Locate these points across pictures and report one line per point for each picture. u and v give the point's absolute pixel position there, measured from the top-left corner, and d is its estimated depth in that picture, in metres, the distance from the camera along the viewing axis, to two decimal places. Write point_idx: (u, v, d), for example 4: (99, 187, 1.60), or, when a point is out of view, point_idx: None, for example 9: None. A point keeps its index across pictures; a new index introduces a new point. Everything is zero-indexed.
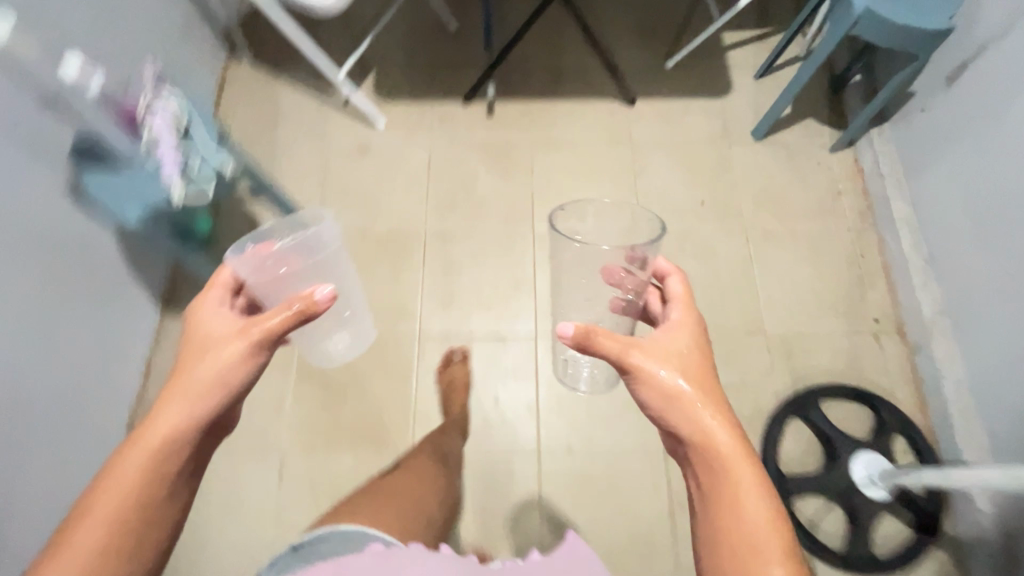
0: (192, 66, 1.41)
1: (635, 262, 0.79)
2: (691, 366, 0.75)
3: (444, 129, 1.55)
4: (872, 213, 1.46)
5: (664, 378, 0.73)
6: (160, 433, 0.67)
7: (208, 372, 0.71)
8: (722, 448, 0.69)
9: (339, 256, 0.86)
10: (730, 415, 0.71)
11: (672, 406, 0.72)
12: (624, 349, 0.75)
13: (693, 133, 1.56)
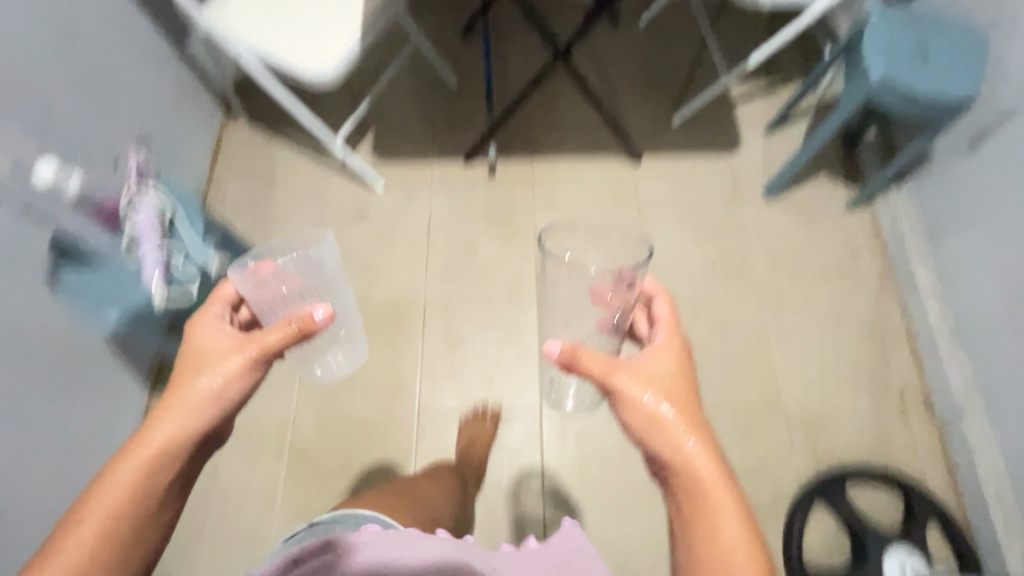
0: (185, 131, 1.37)
1: (621, 285, 0.76)
2: (675, 391, 0.71)
3: (444, 189, 1.50)
4: (894, 277, 1.38)
5: (646, 400, 0.70)
6: (150, 447, 0.61)
7: (204, 386, 0.65)
8: (703, 473, 0.65)
9: (338, 279, 0.79)
10: (708, 437, 0.68)
11: (652, 430, 0.69)
12: (606, 370, 0.72)
13: (703, 192, 1.50)
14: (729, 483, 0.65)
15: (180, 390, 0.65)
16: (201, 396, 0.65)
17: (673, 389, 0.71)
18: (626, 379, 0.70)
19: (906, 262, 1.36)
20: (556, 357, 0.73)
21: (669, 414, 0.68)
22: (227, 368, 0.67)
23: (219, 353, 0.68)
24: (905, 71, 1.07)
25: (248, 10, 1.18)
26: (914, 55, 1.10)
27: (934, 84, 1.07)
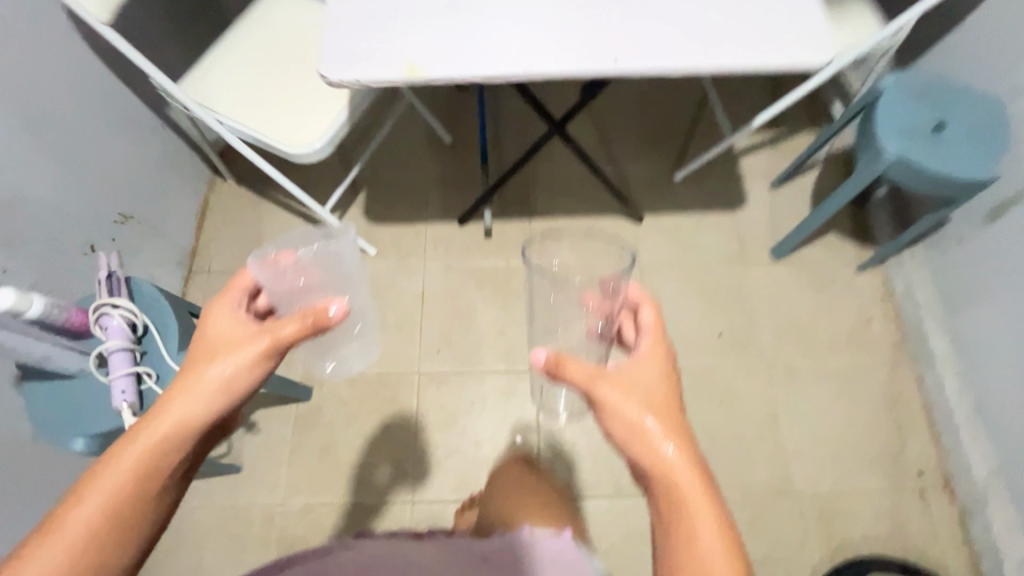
0: (169, 200, 1.33)
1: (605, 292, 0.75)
2: (657, 398, 0.68)
3: (439, 251, 1.44)
4: (907, 344, 1.33)
5: (631, 410, 0.66)
6: (153, 436, 0.54)
7: (214, 375, 0.59)
8: (684, 483, 0.61)
9: (361, 273, 0.72)
10: (689, 443, 0.65)
11: (636, 440, 0.65)
12: (588, 377, 0.67)
13: (707, 253, 1.44)
14: (711, 489, 0.62)
15: (189, 376, 0.59)
16: (211, 387, 0.58)
17: (654, 398, 0.67)
18: (608, 388, 0.67)
19: (922, 331, 1.30)
20: (541, 364, 0.69)
21: (652, 426, 0.65)
22: (240, 357, 0.60)
23: (234, 340, 0.62)
24: (920, 146, 1.02)
25: (232, 83, 1.14)
26: (929, 127, 1.04)
27: (953, 161, 1.01)
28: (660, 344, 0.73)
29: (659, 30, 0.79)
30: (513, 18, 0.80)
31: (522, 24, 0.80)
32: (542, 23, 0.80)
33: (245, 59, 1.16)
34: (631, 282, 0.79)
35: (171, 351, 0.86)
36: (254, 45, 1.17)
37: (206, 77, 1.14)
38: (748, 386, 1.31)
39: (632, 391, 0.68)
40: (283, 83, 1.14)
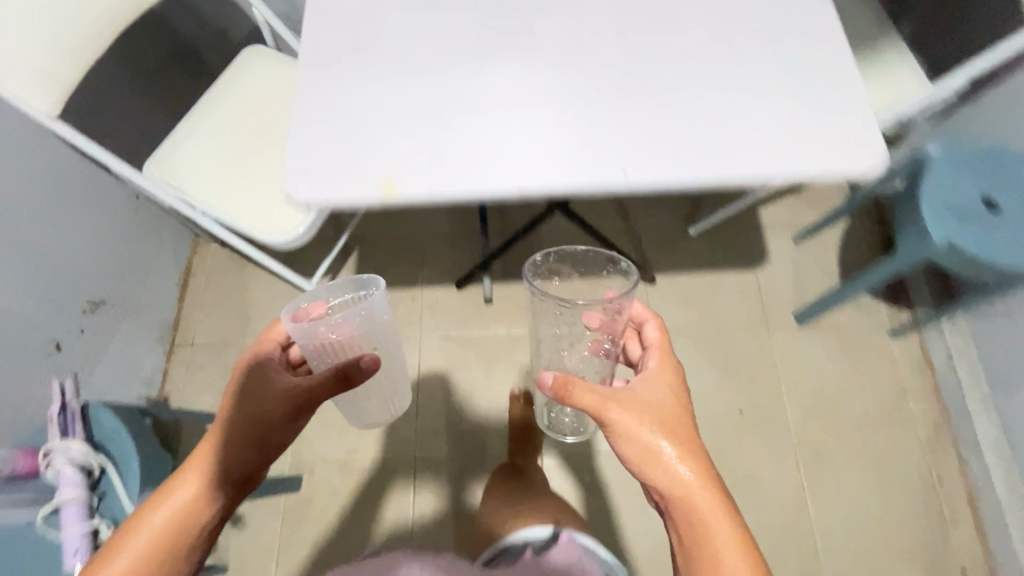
0: (148, 274, 1.23)
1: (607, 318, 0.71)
2: (670, 418, 0.64)
3: (436, 319, 1.34)
4: (948, 422, 1.21)
5: (646, 435, 0.62)
6: (181, 495, 0.55)
7: (239, 432, 0.58)
8: (705, 507, 0.59)
9: (387, 326, 0.71)
10: (705, 462, 0.62)
11: (650, 463, 0.61)
12: (601, 402, 0.63)
13: (727, 317, 1.32)
14: (730, 510, 0.59)
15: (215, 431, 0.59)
16: (236, 443, 0.58)
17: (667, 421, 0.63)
18: (621, 413, 0.63)
19: (965, 410, 1.18)
20: (553, 390, 0.65)
21: (669, 452, 0.61)
22: (266, 411, 0.60)
23: (261, 391, 0.61)
24: (972, 231, 0.90)
25: (205, 162, 1.04)
26: (981, 209, 0.92)
27: (1011, 247, 0.89)
28: (670, 364, 0.69)
29: (678, 135, 0.68)
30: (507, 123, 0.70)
31: (519, 130, 0.69)
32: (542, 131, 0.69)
33: (220, 133, 1.07)
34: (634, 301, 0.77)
35: (131, 493, 0.79)
36: (231, 117, 1.08)
37: (176, 154, 1.04)
38: (774, 470, 1.20)
39: (646, 413, 0.64)
40: (261, 160, 1.04)
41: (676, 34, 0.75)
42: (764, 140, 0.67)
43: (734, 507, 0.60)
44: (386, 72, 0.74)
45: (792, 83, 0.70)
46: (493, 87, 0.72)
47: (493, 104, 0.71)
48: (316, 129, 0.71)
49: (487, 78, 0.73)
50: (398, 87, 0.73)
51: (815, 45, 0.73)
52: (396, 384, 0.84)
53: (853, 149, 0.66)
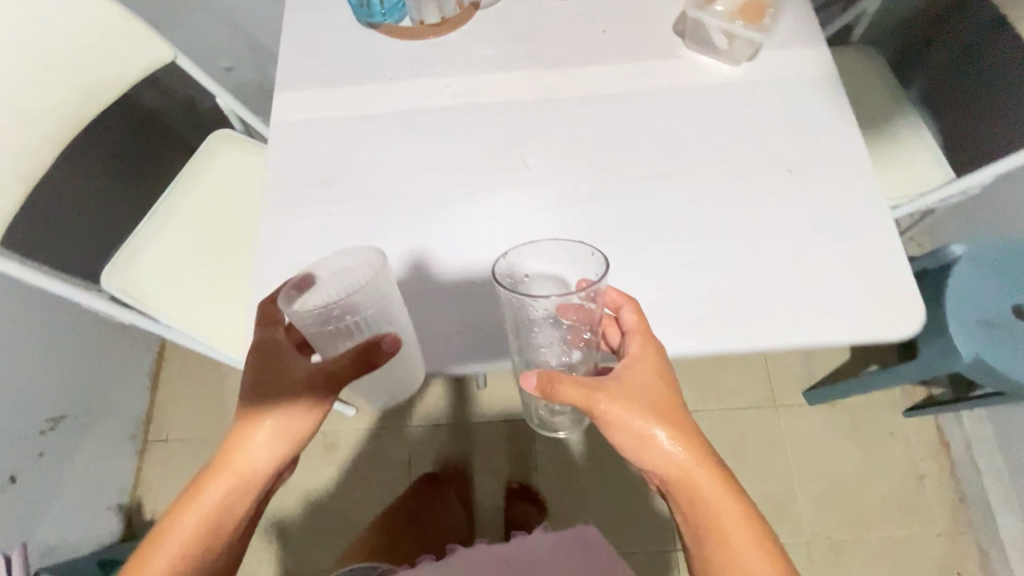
0: (115, 372, 1.14)
1: (586, 303, 0.48)
2: (662, 399, 0.53)
3: (426, 405, 1.26)
4: (967, 509, 1.15)
5: (643, 425, 0.52)
6: (219, 483, 0.51)
7: (265, 426, 0.51)
8: (707, 488, 0.53)
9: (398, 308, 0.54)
10: (697, 435, 0.54)
11: (647, 449, 0.53)
12: (590, 398, 0.50)
13: (733, 395, 1.26)
14: (729, 482, 0.54)
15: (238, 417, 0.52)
16: (265, 436, 0.52)
17: (663, 406, 0.52)
18: (613, 404, 0.51)
19: (985, 500, 1.13)
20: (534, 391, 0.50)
21: (667, 442, 0.52)
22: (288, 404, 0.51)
23: (276, 380, 0.51)
24: (1002, 343, 0.84)
25: (173, 275, 0.95)
26: (1010, 316, 0.85)
27: None
28: (652, 341, 0.54)
29: (692, 296, 0.61)
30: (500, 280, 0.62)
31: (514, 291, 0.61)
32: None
33: (188, 241, 0.98)
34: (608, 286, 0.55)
35: None
36: (200, 224, 1.00)
37: (138, 268, 0.95)
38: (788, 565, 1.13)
39: (639, 400, 0.52)
40: (236, 272, 0.97)
41: (686, 163, 0.67)
42: (789, 301, 0.60)
43: (730, 474, 0.55)
44: (362, 213, 0.66)
45: (818, 228, 0.63)
46: (483, 232, 0.64)
47: (484, 257, 0.63)
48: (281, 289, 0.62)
49: (476, 221, 0.65)
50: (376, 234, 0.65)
51: (839, 177, 0.65)
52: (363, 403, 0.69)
53: (887, 309, 0.59)
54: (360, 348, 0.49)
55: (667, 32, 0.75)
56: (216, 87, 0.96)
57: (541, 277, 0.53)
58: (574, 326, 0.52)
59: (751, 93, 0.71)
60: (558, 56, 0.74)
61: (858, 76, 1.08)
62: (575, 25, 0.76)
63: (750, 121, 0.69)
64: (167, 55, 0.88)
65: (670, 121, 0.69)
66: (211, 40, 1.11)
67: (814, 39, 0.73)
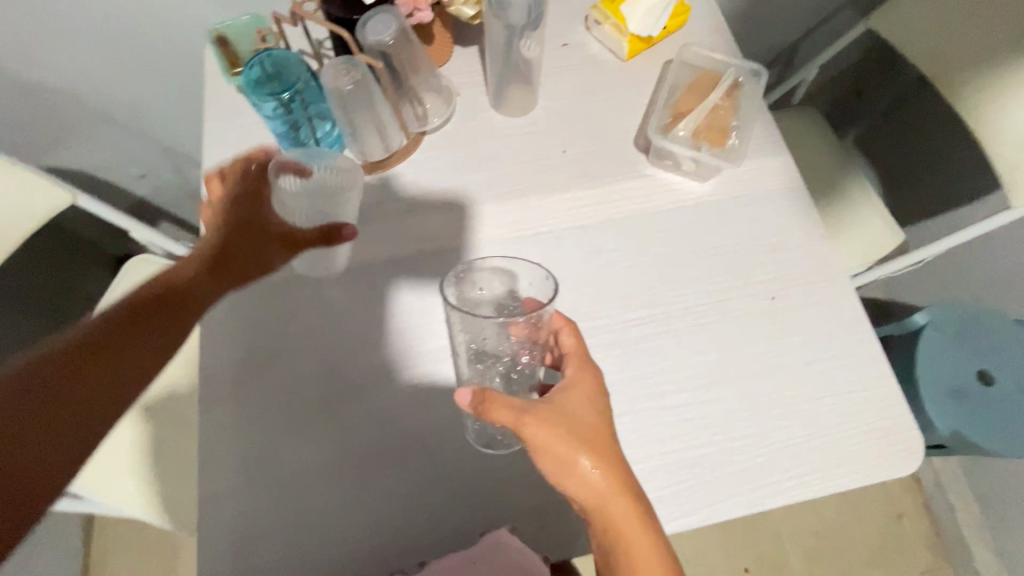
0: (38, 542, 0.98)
1: (528, 320, 0.51)
2: (591, 427, 0.50)
3: None
4: (945, 544, 1.19)
5: (567, 445, 0.48)
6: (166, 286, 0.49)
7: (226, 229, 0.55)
8: (622, 518, 0.48)
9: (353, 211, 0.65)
10: (623, 467, 0.50)
11: (567, 473, 0.48)
12: (516, 416, 0.47)
13: None
14: (646, 516, 0.49)
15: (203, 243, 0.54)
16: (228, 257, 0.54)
17: (592, 433, 0.49)
18: (539, 424, 0.47)
19: (960, 535, 1.17)
20: (466, 404, 0.47)
21: (590, 470, 0.48)
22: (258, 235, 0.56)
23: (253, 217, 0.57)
24: (972, 414, 0.87)
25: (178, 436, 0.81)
26: (976, 383, 0.89)
27: (1012, 431, 0.86)
28: (586, 365, 0.53)
29: (698, 460, 0.57)
30: (493, 467, 0.58)
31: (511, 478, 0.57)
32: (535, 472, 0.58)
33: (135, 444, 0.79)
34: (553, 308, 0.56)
35: None
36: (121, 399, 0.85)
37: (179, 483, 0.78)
38: None
39: (567, 425, 0.49)
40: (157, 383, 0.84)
41: (670, 302, 0.64)
42: (793, 451, 0.58)
43: (649, 510, 0.50)
44: (330, 399, 0.61)
45: (811, 363, 0.61)
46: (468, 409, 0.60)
47: (470, 437, 0.59)
48: (255, 508, 0.57)
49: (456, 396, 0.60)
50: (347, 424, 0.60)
51: (820, 303, 0.64)
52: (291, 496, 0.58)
53: (889, 449, 0.58)
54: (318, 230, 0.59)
55: (630, 148, 0.71)
56: (132, 224, 0.86)
57: (493, 276, 0.57)
58: (519, 343, 0.54)
59: (725, 213, 0.68)
60: (522, 188, 0.69)
61: (805, 141, 1.08)
62: (534, 150, 0.71)
63: (728, 247, 0.66)
64: (62, 200, 0.76)
65: (647, 253, 0.66)
66: (116, 152, 0.97)
67: (779, 148, 0.71)
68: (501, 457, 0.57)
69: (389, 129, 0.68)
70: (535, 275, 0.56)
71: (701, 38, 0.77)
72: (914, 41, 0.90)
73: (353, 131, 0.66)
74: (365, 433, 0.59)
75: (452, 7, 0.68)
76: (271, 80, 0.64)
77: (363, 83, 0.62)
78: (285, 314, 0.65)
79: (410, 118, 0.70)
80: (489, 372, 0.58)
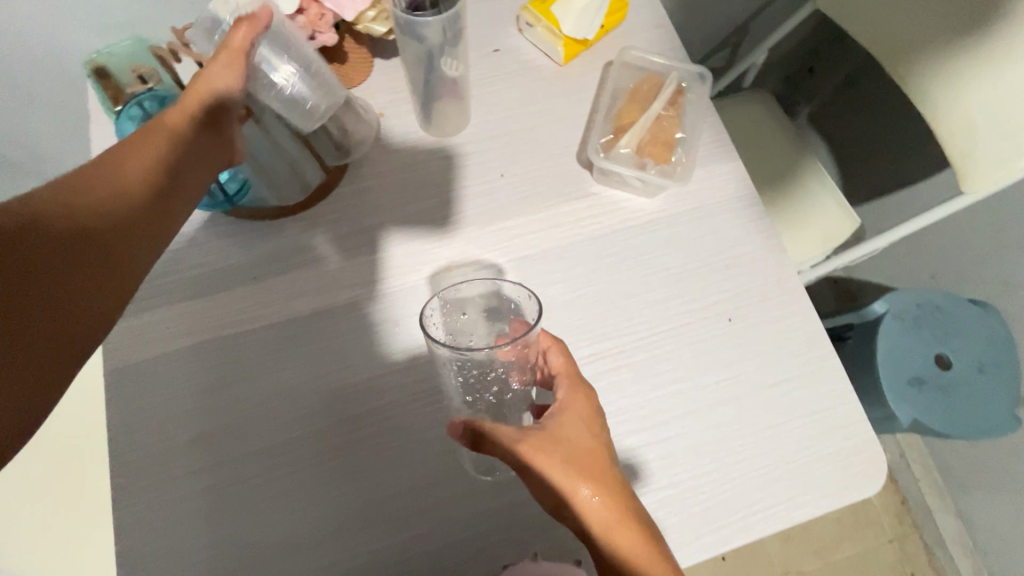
0: None
1: (515, 345, 0.45)
2: (585, 451, 0.44)
3: None
4: (911, 512, 1.23)
5: (563, 472, 0.42)
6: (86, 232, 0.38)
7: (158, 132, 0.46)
8: (632, 557, 0.41)
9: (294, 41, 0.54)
10: (628, 493, 0.44)
11: (567, 503, 0.43)
12: (507, 444, 0.42)
13: None
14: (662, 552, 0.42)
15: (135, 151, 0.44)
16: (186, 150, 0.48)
17: (587, 460, 0.44)
18: (532, 450, 0.42)
19: (925, 503, 1.21)
20: (458, 435, 0.45)
21: (591, 500, 0.42)
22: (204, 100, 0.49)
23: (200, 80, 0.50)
24: (932, 400, 0.89)
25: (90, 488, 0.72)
26: (935, 369, 0.91)
27: (970, 412, 0.88)
28: (580, 385, 0.48)
29: (661, 503, 0.55)
30: (450, 530, 0.54)
31: (469, 541, 0.54)
32: (497, 532, 0.55)
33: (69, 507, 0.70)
34: (543, 332, 0.50)
35: None
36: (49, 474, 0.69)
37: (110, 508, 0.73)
38: None
39: (562, 452, 0.43)
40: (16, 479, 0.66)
41: (624, 333, 0.60)
42: (761, 481, 0.56)
43: (666, 546, 0.43)
44: (265, 476, 0.55)
45: (770, 386, 0.59)
46: (420, 465, 0.56)
47: (424, 496, 0.55)
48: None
49: (407, 457, 0.56)
50: (288, 501, 0.55)
51: (779, 319, 0.61)
52: (240, 560, 0.53)
53: (854, 469, 0.57)
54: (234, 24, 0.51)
55: (573, 164, 0.66)
56: None
57: (473, 286, 0.53)
58: (507, 367, 0.48)
59: (679, 230, 0.64)
60: (459, 218, 0.64)
61: (755, 131, 1.04)
62: (470, 174, 0.66)
63: (683, 268, 0.63)
64: None
65: (598, 282, 0.62)
66: None
67: (729, 153, 0.67)
68: (463, 517, 0.55)
69: (305, 165, 0.63)
70: (518, 289, 0.51)
71: (642, 36, 0.72)
72: (864, 19, 0.85)
73: (259, 160, 0.60)
74: (308, 508, 0.55)
75: (358, 25, 0.60)
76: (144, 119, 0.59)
77: (259, 82, 0.54)
78: (207, 382, 0.58)
79: (325, 149, 0.63)
80: (479, 406, 0.52)
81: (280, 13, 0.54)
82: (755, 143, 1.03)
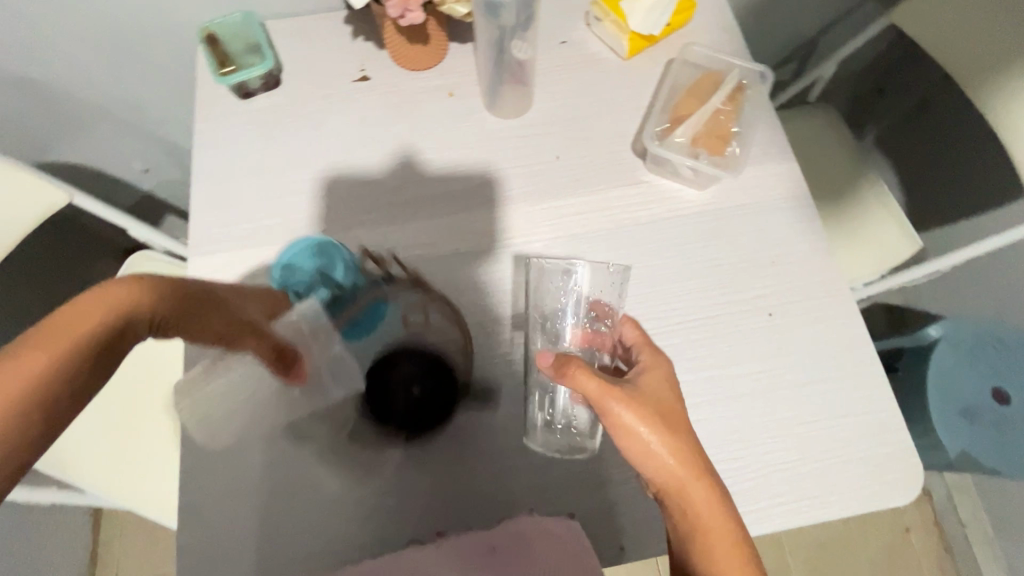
0: (50, 525, 1.03)
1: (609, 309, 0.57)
2: (671, 413, 0.46)
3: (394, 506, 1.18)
4: (954, 561, 1.15)
5: (648, 427, 0.44)
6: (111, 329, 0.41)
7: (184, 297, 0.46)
8: (704, 514, 0.43)
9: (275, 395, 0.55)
10: (702, 457, 0.46)
11: (647, 453, 0.45)
12: (598, 391, 0.45)
13: None
14: (732, 517, 0.44)
15: (165, 292, 0.44)
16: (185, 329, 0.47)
17: (670, 417, 0.46)
18: (621, 400, 0.45)
19: (970, 553, 1.13)
20: (548, 367, 0.47)
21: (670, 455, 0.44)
22: (226, 317, 0.50)
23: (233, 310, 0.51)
24: (984, 435, 0.85)
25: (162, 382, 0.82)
26: (990, 403, 0.86)
27: None
28: (661, 352, 0.50)
29: None
30: (476, 483, 0.57)
31: (493, 497, 0.57)
32: (520, 491, 0.57)
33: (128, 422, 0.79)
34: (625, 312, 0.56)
35: None
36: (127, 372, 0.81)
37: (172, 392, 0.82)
38: None
39: (649, 406, 0.45)
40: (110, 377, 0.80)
41: (663, 316, 0.61)
42: (788, 477, 0.56)
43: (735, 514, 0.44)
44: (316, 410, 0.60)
45: (808, 384, 0.59)
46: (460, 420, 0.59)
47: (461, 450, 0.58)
48: (240, 518, 0.56)
49: (443, 410, 0.59)
50: (329, 437, 0.58)
51: (823, 319, 0.61)
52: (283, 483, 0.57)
53: (887, 476, 0.56)
54: (294, 346, 0.54)
55: (628, 153, 0.69)
56: (129, 222, 0.85)
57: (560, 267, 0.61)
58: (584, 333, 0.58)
59: (726, 223, 0.65)
60: (515, 193, 0.67)
61: (820, 144, 1.02)
62: (529, 154, 0.69)
63: (727, 260, 0.64)
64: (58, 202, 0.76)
65: (642, 265, 0.64)
66: (120, 148, 0.97)
67: (785, 154, 0.68)
68: (491, 471, 0.58)
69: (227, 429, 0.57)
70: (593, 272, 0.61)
71: (707, 36, 0.74)
72: (945, 35, 0.82)
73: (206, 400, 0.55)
74: (349, 445, 0.58)
75: (443, 7, 0.65)
76: (321, 277, 0.60)
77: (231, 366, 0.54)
78: None
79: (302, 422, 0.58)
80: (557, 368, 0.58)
81: (319, 379, 0.56)
82: (814, 152, 1.02)
